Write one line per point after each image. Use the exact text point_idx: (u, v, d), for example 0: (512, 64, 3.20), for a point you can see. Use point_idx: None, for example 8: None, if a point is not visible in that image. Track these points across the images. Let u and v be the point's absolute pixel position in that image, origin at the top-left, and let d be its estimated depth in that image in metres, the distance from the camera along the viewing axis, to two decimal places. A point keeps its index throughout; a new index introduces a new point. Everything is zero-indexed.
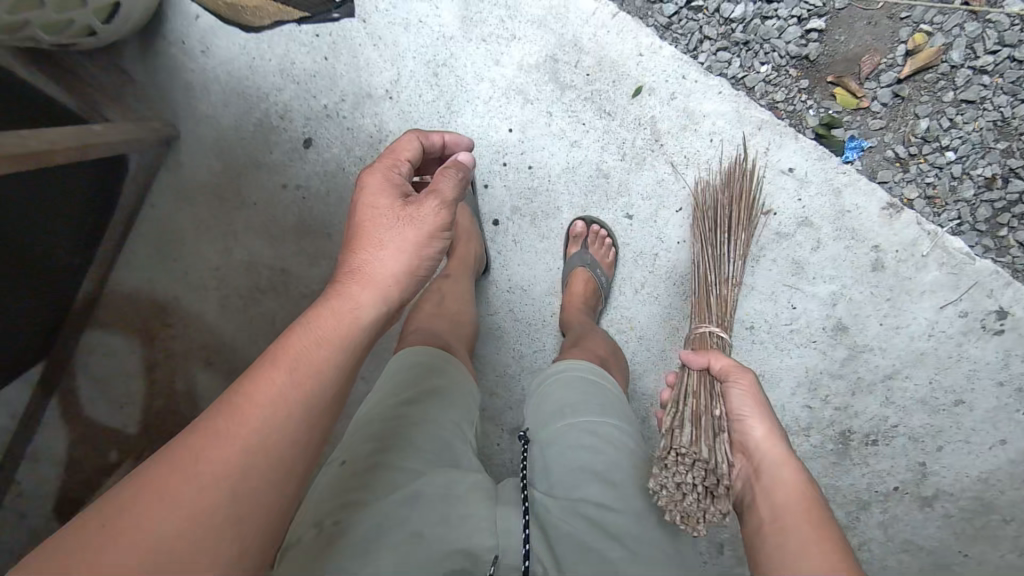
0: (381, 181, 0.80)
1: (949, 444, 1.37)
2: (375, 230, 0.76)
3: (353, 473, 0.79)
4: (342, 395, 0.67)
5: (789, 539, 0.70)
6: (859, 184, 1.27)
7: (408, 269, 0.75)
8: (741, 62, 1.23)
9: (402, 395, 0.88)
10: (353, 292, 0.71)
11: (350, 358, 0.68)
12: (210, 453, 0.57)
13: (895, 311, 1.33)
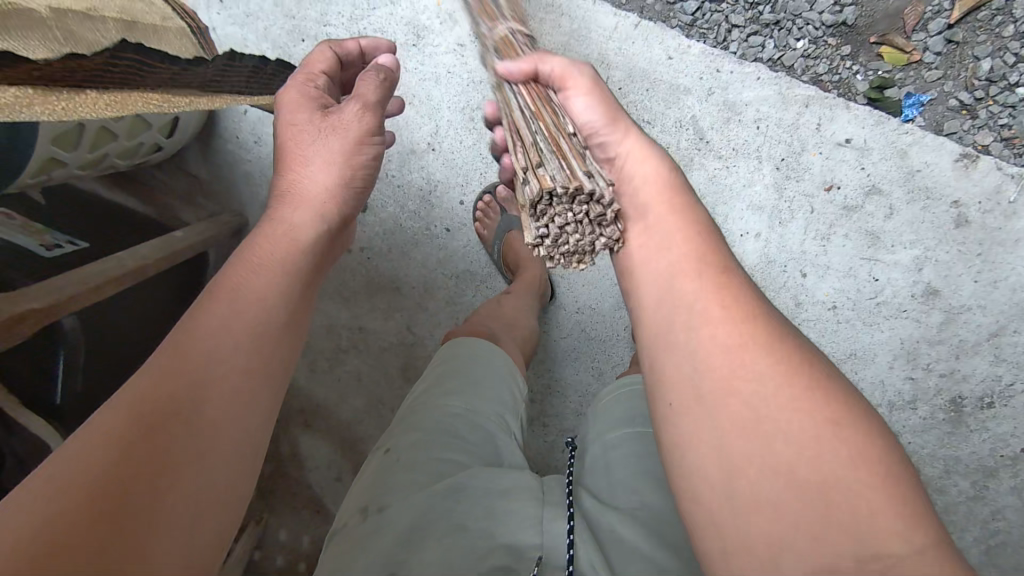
0: (298, 92, 0.84)
1: None
2: (299, 143, 0.81)
3: (392, 462, 0.78)
4: (294, 311, 0.70)
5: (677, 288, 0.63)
6: (925, 141, 1.21)
7: (342, 184, 0.80)
8: (776, 43, 1.19)
9: (438, 388, 0.87)
10: (288, 220, 0.76)
11: (293, 277, 0.71)
12: (168, 367, 0.57)
13: (990, 264, 1.25)
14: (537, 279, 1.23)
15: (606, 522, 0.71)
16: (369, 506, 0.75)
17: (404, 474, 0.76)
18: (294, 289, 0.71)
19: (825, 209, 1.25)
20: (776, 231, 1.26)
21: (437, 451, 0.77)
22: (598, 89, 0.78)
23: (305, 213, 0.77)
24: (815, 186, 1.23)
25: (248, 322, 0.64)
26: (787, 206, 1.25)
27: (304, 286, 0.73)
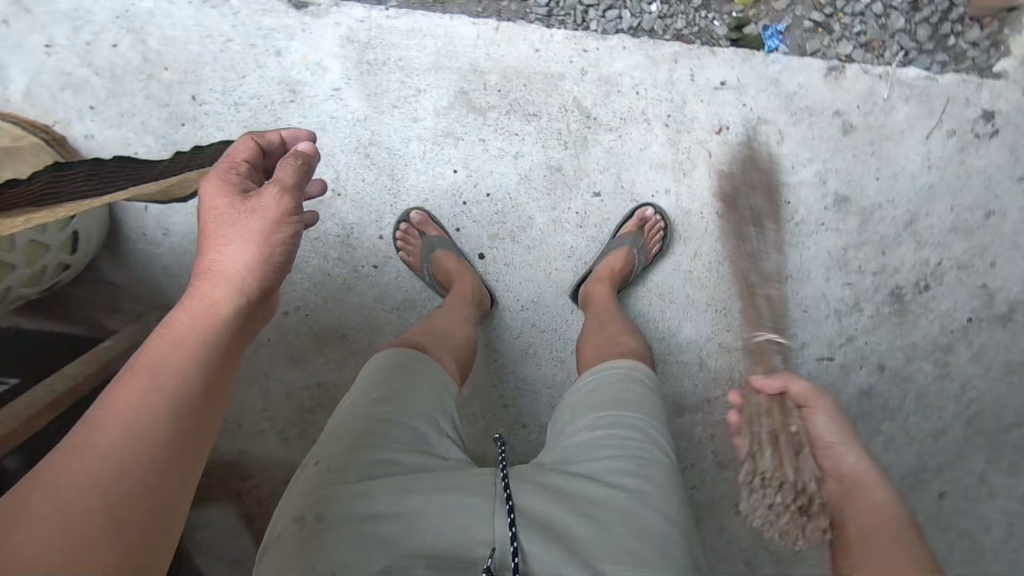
0: (218, 180, 0.81)
1: (1001, 256, 1.38)
2: (219, 226, 0.76)
3: (327, 471, 0.82)
4: (219, 385, 0.67)
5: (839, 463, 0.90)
6: (793, 66, 1.26)
7: (262, 262, 0.76)
8: (632, 12, 1.24)
9: (368, 395, 0.91)
10: (209, 292, 0.72)
11: (218, 351, 0.68)
12: (73, 462, 0.54)
13: (883, 160, 1.31)
14: (467, 289, 1.25)
15: (545, 510, 0.79)
16: (307, 515, 0.78)
17: (346, 485, 0.79)
18: (217, 362, 0.68)
19: (722, 151, 1.29)
20: (683, 183, 1.31)
21: (379, 465, 0.82)
22: (839, 412, 0.94)
23: (224, 290, 0.73)
24: (706, 131, 1.28)
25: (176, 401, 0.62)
26: (687, 157, 1.29)
27: (227, 360, 0.70)
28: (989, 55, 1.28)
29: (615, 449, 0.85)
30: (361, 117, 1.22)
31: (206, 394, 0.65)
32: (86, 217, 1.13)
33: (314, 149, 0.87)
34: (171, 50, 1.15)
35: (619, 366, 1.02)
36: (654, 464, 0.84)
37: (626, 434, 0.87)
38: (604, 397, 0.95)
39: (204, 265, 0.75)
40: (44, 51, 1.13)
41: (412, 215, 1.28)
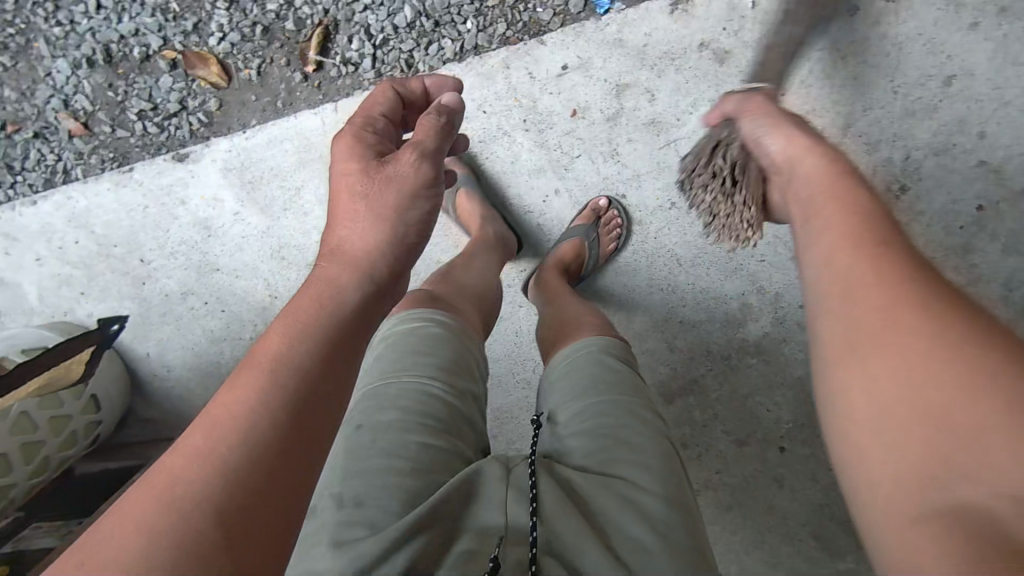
0: (351, 136, 0.79)
1: (992, 120, 1.13)
2: (351, 199, 0.74)
3: (370, 449, 0.73)
4: (340, 369, 0.59)
5: (805, 185, 0.79)
6: (633, 19, 1.15)
7: (391, 238, 0.72)
8: (449, 37, 1.21)
9: (413, 365, 0.81)
10: (329, 275, 0.66)
11: (337, 334, 0.61)
12: (188, 463, 0.49)
13: (783, 72, 1.13)
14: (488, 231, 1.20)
15: (590, 508, 0.69)
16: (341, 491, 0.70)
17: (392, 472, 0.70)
18: (338, 351, 0.60)
19: (594, 134, 1.21)
20: (570, 178, 1.24)
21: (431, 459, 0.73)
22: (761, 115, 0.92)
23: (342, 267, 0.67)
24: (566, 121, 1.21)
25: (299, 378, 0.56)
26: (560, 152, 1.22)
27: (346, 348, 0.61)
28: None
29: (618, 431, 0.76)
30: (264, 229, 1.35)
31: (327, 383, 0.57)
32: (99, 379, 1.36)
33: (457, 105, 0.84)
34: (113, 229, 1.39)
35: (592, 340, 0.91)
36: (657, 447, 0.75)
37: (625, 414, 0.78)
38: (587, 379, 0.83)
39: (331, 238, 0.73)
40: (37, 264, 1.43)
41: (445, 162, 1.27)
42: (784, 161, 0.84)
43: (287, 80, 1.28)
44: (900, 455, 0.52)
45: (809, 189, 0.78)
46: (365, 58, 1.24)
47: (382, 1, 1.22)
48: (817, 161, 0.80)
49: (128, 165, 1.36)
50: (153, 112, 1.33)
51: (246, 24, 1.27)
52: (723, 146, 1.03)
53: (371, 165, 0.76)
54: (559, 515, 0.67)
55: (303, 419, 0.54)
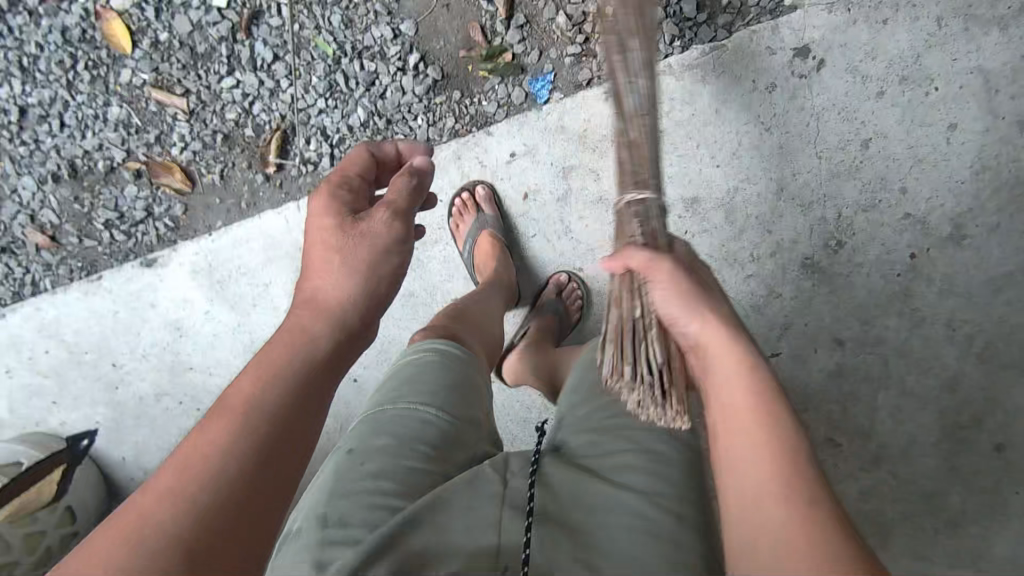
0: (324, 198, 0.82)
1: (908, 175, 1.22)
2: (325, 257, 0.78)
3: (361, 474, 0.77)
4: (306, 408, 0.68)
5: (721, 395, 0.71)
6: (571, 107, 1.23)
7: (363, 293, 0.77)
8: (402, 133, 1.28)
9: (410, 390, 0.85)
10: (299, 322, 0.74)
11: (304, 376, 0.69)
12: (166, 498, 0.58)
13: (713, 145, 1.23)
14: (504, 279, 1.23)
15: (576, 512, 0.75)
16: (330, 513, 0.75)
17: (382, 492, 0.75)
18: (304, 391, 0.68)
19: (547, 213, 1.27)
20: (528, 254, 1.31)
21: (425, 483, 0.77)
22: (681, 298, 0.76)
23: (315, 316, 0.74)
24: (520, 201, 1.28)
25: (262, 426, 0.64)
26: (519, 230, 1.29)
27: (313, 390, 0.69)
28: None
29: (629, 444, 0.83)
30: (234, 325, 1.37)
31: (292, 424, 0.66)
32: (74, 490, 1.34)
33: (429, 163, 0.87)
34: (84, 337, 1.41)
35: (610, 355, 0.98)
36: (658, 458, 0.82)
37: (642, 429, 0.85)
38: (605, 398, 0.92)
39: (303, 288, 0.78)
40: (8, 375, 1.43)
41: (477, 190, 1.28)
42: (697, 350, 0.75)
43: (251, 181, 1.33)
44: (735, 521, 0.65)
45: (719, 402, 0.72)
46: (323, 157, 1.30)
47: (336, 105, 1.28)
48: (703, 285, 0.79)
49: (97, 273, 1.39)
50: (119, 221, 1.36)
51: (207, 132, 1.31)
52: (642, 331, 0.85)
53: (346, 223, 0.80)
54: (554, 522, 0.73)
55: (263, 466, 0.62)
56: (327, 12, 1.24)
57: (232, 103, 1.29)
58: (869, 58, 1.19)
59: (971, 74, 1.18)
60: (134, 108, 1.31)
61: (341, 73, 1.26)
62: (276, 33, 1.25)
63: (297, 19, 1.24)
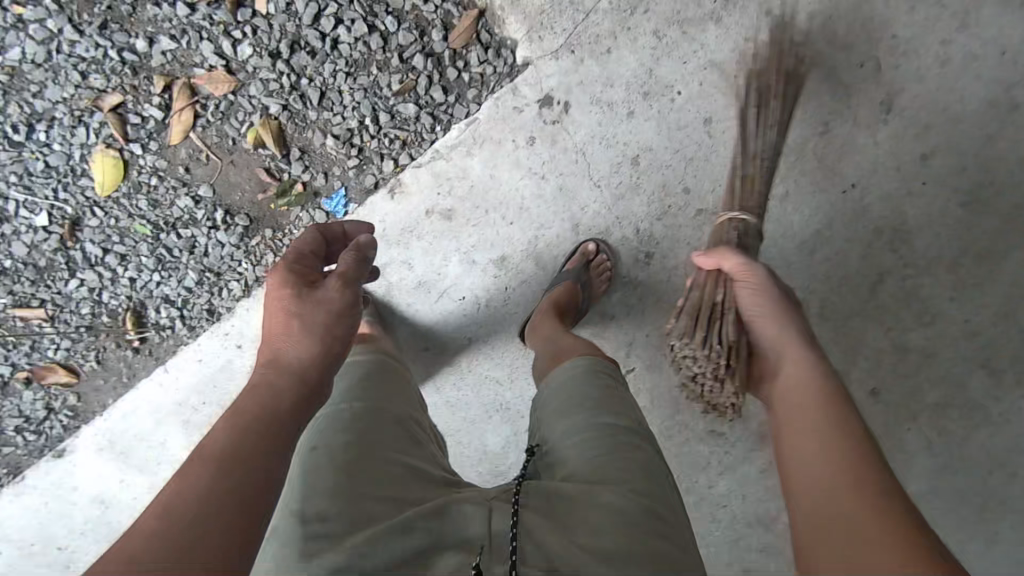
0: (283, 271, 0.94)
1: (687, 176, 1.27)
2: (287, 321, 0.89)
3: (325, 478, 0.84)
4: (276, 447, 0.75)
5: (792, 391, 0.91)
6: (366, 214, 1.34)
7: (323, 351, 0.87)
8: (234, 277, 1.40)
9: (342, 407, 0.95)
10: (264, 380, 0.83)
11: (270, 424, 0.77)
12: (153, 526, 0.64)
13: (499, 209, 1.31)
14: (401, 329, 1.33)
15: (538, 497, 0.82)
16: (306, 509, 0.81)
17: (358, 483, 0.83)
18: (271, 434, 0.76)
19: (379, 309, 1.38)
20: None
21: (391, 486, 0.84)
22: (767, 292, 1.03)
23: (282, 375, 0.83)
24: None
25: (232, 435, 0.74)
26: None
27: (276, 432, 0.77)
28: (502, 59, 1.27)
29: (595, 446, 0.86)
30: (149, 486, 1.51)
31: (264, 458, 0.73)
32: None
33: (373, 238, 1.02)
34: (29, 530, 1.54)
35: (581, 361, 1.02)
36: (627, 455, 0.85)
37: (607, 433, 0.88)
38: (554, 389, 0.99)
39: (263, 351, 0.88)
40: None
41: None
42: (773, 349, 1.00)
43: (124, 358, 1.45)
44: (826, 484, 0.77)
45: (795, 386, 0.92)
46: (176, 319, 1.43)
47: (169, 274, 1.41)
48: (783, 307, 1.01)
49: (22, 473, 1.51)
50: (28, 424, 1.48)
51: (72, 330, 1.44)
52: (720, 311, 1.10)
53: (299, 290, 0.91)
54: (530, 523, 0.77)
55: (240, 463, 0.71)
56: (133, 201, 1.36)
57: (81, 299, 1.42)
58: (610, 85, 1.24)
59: (706, 69, 1.23)
60: (5, 329, 1.44)
61: (163, 246, 1.39)
62: (98, 231, 1.39)
63: (111, 214, 1.37)
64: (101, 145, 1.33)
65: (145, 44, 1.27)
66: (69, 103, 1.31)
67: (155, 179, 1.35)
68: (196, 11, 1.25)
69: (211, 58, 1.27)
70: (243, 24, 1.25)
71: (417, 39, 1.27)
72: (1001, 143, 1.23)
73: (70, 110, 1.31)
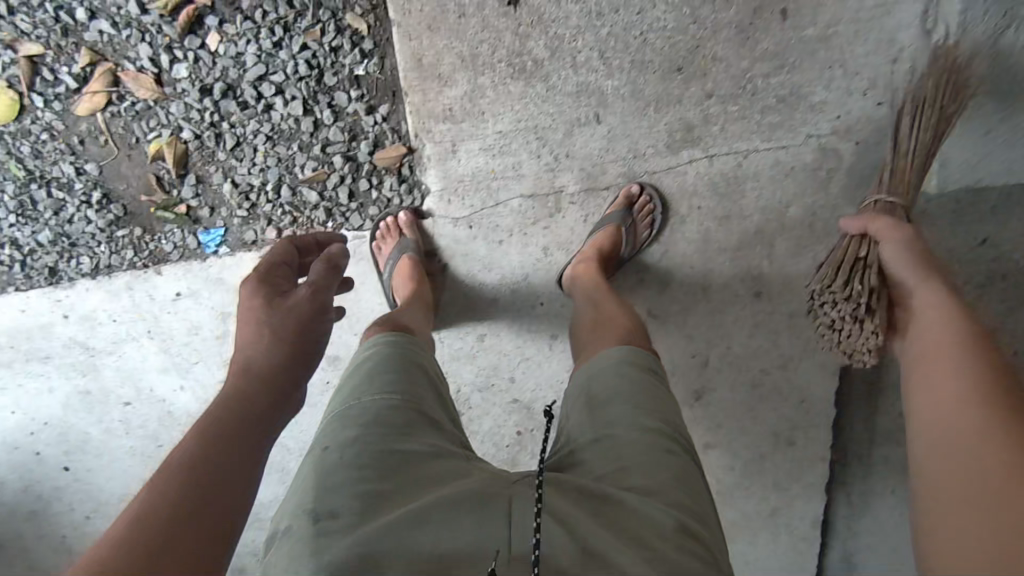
0: (263, 279, 0.84)
1: (520, 369, 1.37)
2: (257, 330, 0.79)
3: (344, 465, 0.72)
4: (250, 449, 0.71)
5: (930, 350, 0.93)
6: (231, 264, 1.38)
7: (295, 360, 0.80)
8: (86, 255, 1.40)
9: (377, 390, 0.82)
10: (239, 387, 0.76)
11: (245, 426, 0.72)
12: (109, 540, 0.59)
13: (350, 318, 1.37)
14: (424, 294, 1.22)
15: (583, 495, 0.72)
16: (321, 509, 0.69)
17: (366, 480, 0.71)
18: (245, 439, 0.71)
19: (209, 345, 1.45)
20: (190, 379, 1.49)
21: (410, 480, 0.73)
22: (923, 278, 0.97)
23: (254, 383, 0.76)
24: (188, 331, 1.44)
25: (195, 447, 0.68)
26: (185, 353, 1.46)
27: (248, 439, 0.72)
28: (413, 196, 1.29)
29: (626, 457, 0.76)
30: None
31: (238, 463, 0.69)
32: None
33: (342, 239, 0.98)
34: None
35: (622, 352, 0.91)
36: (670, 453, 0.77)
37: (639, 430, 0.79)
38: (591, 391, 0.87)
39: (234, 359, 0.80)
40: None
41: (398, 217, 1.29)
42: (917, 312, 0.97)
43: None
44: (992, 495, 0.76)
45: (932, 356, 0.93)
46: (15, 261, 1.41)
47: (25, 222, 1.38)
48: (928, 292, 0.96)
49: None
50: None
51: None
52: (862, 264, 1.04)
53: (273, 297, 0.82)
54: (547, 538, 0.64)
55: (208, 471, 0.66)
56: (17, 143, 1.33)
57: None
58: (491, 266, 1.30)
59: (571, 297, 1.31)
60: None
61: (29, 196, 1.37)
62: None
63: None
64: (4, 79, 1.28)
65: (83, 14, 1.24)
66: None
67: (45, 134, 1.32)
68: (148, 15, 1.22)
69: (144, 60, 1.25)
70: (188, 50, 1.24)
71: (346, 142, 1.26)
72: (767, 461, 1.40)
73: None
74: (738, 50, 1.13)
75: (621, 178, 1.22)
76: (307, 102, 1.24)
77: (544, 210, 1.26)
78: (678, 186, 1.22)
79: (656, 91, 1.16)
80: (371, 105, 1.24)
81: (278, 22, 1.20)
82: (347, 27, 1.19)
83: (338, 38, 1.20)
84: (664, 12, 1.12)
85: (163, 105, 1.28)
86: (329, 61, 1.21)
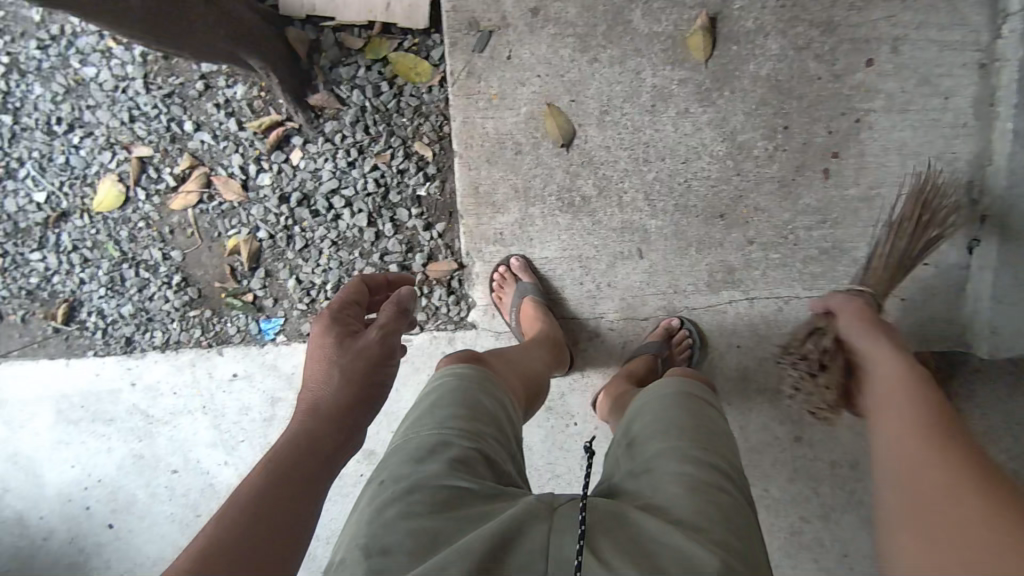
0: (336, 315, 0.84)
1: (548, 485, 1.38)
2: (325, 366, 0.78)
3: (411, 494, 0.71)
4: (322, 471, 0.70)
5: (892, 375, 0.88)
6: (287, 352, 1.49)
7: (364, 393, 0.79)
8: (160, 330, 1.52)
9: (447, 414, 0.80)
10: (307, 416, 0.75)
11: (319, 450, 0.71)
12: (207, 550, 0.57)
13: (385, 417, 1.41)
14: (549, 335, 1.21)
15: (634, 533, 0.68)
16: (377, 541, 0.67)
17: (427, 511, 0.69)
18: (317, 462, 0.70)
19: (254, 426, 1.54)
20: (233, 455, 1.57)
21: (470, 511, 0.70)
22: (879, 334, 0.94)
23: (323, 413, 0.75)
24: (239, 410, 1.53)
25: (273, 470, 0.66)
26: (234, 430, 1.55)
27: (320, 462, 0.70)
28: (459, 308, 1.35)
29: (691, 495, 0.71)
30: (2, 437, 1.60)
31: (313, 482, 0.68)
32: None
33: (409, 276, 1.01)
34: None
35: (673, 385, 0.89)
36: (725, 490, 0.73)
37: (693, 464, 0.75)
38: (656, 420, 0.83)
39: (299, 402, 0.77)
40: None
41: (512, 262, 1.29)
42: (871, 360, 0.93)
43: (43, 331, 1.55)
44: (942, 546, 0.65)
45: (887, 388, 0.88)
46: (97, 331, 1.54)
47: (112, 296, 1.51)
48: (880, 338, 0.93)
49: None
50: None
51: (17, 287, 1.52)
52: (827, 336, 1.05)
53: (344, 336, 0.82)
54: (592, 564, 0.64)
55: (286, 486, 0.65)
56: (117, 227, 1.48)
57: (34, 270, 1.51)
58: None
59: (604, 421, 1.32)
60: None
61: (119, 273, 1.50)
62: (78, 231, 1.49)
63: (95, 226, 1.49)
64: (114, 174, 1.45)
65: (190, 126, 1.41)
66: (110, 132, 1.44)
67: (142, 223, 1.47)
68: (244, 131, 1.39)
69: (234, 167, 1.40)
70: (274, 162, 1.39)
71: (403, 253, 1.34)
72: None
73: (108, 136, 1.44)
74: (780, 202, 1.18)
75: (660, 311, 1.25)
76: (371, 215, 1.35)
77: (582, 333, 1.30)
78: (715, 324, 1.24)
79: (698, 234, 1.21)
80: (428, 222, 1.33)
81: (354, 145, 1.33)
82: (414, 152, 1.31)
83: (405, 162, 1.31)
84: (708, 163, 1.19)
85: (244, 207, 1.42)
86: (396, 180, 1.33)
